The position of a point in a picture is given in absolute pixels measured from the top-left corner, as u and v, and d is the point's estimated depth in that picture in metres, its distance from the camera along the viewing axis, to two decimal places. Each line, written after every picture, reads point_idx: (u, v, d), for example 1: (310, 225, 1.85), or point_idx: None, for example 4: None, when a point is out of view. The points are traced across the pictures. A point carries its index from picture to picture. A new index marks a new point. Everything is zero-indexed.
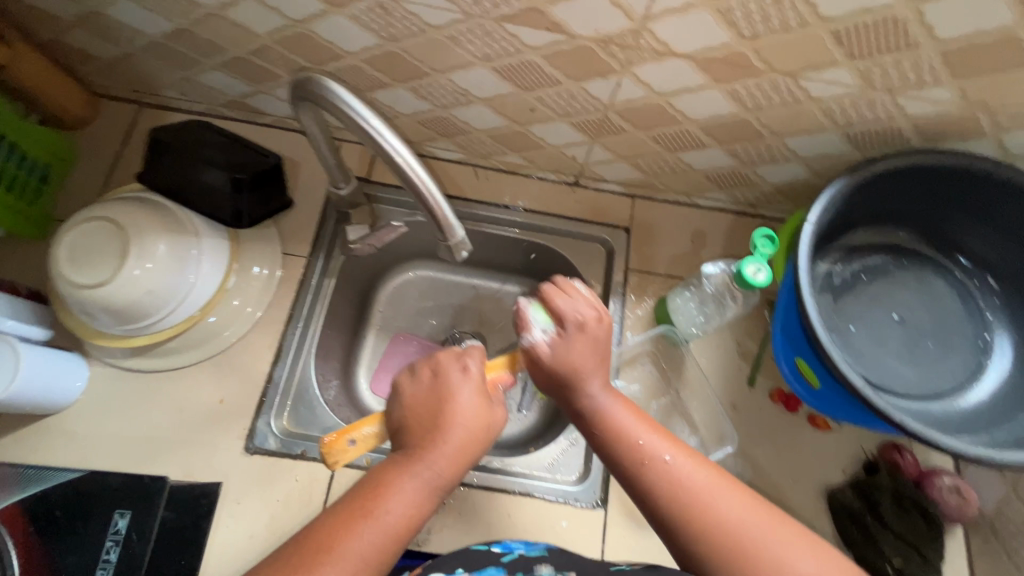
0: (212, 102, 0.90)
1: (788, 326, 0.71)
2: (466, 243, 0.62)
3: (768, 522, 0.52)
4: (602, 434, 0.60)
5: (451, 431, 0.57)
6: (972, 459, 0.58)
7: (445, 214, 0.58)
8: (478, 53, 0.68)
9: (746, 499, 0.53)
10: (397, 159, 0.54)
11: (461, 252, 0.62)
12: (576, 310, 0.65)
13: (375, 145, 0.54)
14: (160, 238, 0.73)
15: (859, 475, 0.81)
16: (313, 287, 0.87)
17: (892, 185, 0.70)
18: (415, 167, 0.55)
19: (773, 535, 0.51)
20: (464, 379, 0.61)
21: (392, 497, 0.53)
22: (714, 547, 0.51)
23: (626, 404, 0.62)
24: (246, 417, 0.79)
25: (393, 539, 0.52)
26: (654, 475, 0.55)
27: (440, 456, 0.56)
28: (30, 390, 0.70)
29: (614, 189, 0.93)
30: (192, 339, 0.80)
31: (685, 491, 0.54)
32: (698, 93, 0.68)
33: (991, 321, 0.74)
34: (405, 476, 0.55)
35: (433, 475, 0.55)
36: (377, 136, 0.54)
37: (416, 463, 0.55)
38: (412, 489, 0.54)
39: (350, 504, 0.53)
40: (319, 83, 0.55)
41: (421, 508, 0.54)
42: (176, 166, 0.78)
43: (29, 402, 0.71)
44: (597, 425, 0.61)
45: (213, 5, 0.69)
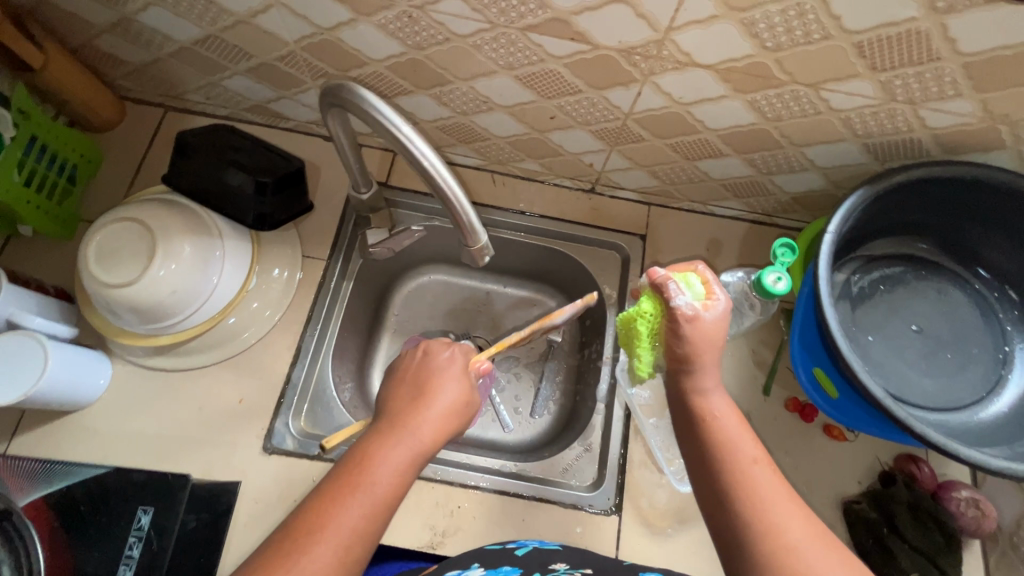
0: (236, 106, 0.91)
1: (806, 335, 0.71)
2: (488, 248, 0.63)
3: (809, 532, 0.47)
4: (690, 425, 0.55)
5: (436, 407, 0.59)
6: (993, 471, 0.58)
7: (470, 219, 0.59)
8: (501, 61, 0.69)
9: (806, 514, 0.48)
10: (425, 165, 0.55)
11: (483, 256, 0.63)
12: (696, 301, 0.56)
13: (404, 151, 0.55)
14: (186, 239, 0.75)
15: (875, 487, 0.80)
16: (331, 289, 0.89)
17: (913, 196, 0.70)
18: (442, 172, 0.56)
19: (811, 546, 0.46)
20: (447, 360, 0.64)
21: (381, 466, 0.53)
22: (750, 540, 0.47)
23: (730, 409, 0.55)
24: (265, 417, 0.80)
25: (382, 507, 0.51)
26: (726, 476, 0.50)
27: (425, 428, 0.57)
28: (55, 387, 0.71)
29: (630, 197, 0.93)
30: (214, 339, 0.81)
31: (740, 483, 0.49)
32: (718, 102, 0.68)
33: (1011, 334, 0.73)
34: (390, 445, 0.55)
35: (418, 442, 0.56)
36: (406, 142, 0.55)
37: (401, 433, 0.56)
38: (400, 457, 0.54)
39: (338, 473, 0.52)
40: (349, 90, 0.56)
41: (408, 475, 0.54)
42: (202, 169, 0.80)
43: (54, 399, 0.72)
44: (686, 412, 0.55)
45: (243, 12, 0.71)
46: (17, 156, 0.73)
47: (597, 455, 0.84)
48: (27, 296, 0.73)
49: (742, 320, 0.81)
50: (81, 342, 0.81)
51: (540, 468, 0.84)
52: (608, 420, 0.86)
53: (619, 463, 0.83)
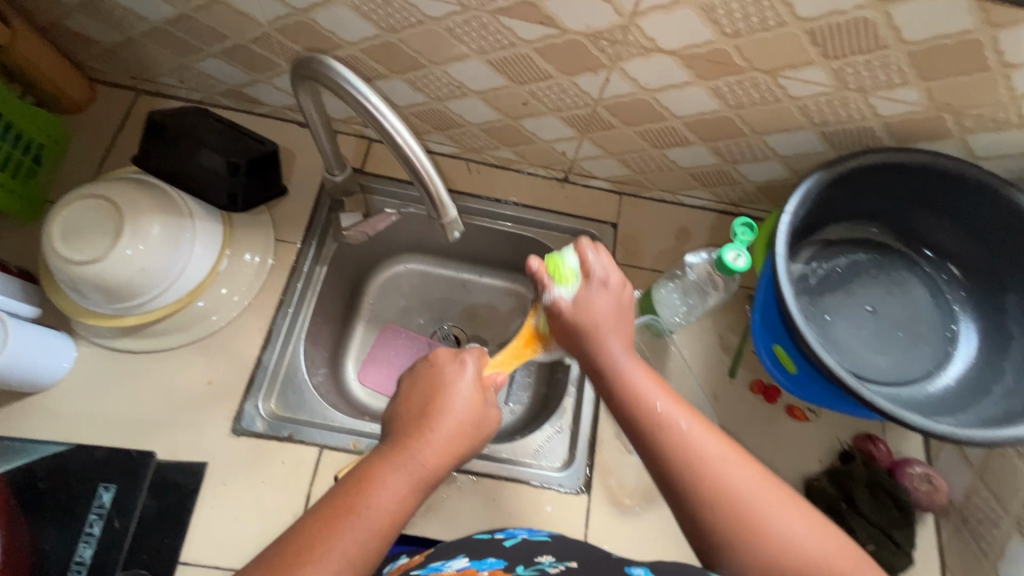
0: (210, 91, 0.91)
1: (767, 313, 0.74)
2: (459, 223, 0.63)
3: (772, 495, 0.50)
4: (621, 401, 0.58)
5: (441, 428, 0.59)
6: (939, 437, 0.60)
7: (441, 193, 0.59)
8: (474, 45, 0.71)
9: (730, 446, 0.53)
10: (397, 137, 0.56)
11: (454, 231, 0.64)
12: (599, 268, 0.65)
13: (376, 123, 0.56)
14: (155, 217, 0.74)
15: (835, 466, 0.83)
16: (304, 273, 0.89)
17: (866, 181, 0.73)
18: (413, 146, 0.57)
19: (777, 511, 0.49)
20: (461, 375, 0.64)
21: (377, 489, 0.53)
22: (718, 515, 0.50)
23: (647, 371, 0.60)
24: (235, 399, 0.79)
25: (377, 534, 0.51)
26: (662, 443, 0.54)
27: (428, 452, 0.57)
28: (16, 366, 0.70)
29: (602, 186, 0.95)
30: (181, 321, 0.81)
31: (697, 459, 0.52)
32: (683, 89, 0.71)
33: (959, 314, 0.77)
34: (392, 470, 0.55)
35: (420, 467, 0.56)
36: (378, 114, 0.55)
37: (406, 457, 0.56)
38: (398, 483, 0.54)
39: (334, 501, 0.52)
40: (320, 63, 0.57)
41: (409, 499, 0.54)
42: (175, 151, 0.80)
43: (14, 379, 0.71)
44: (617, 390, 0.59)
45: None
46: None
47: (568, 437, 0.86)
48: None
49: (705, 299, 0.84)
50: (45, 322, 0.80)
51: (512, 450, 0.84)
52: (578, 402, 0.87)
53: (590, 444, 0.84)
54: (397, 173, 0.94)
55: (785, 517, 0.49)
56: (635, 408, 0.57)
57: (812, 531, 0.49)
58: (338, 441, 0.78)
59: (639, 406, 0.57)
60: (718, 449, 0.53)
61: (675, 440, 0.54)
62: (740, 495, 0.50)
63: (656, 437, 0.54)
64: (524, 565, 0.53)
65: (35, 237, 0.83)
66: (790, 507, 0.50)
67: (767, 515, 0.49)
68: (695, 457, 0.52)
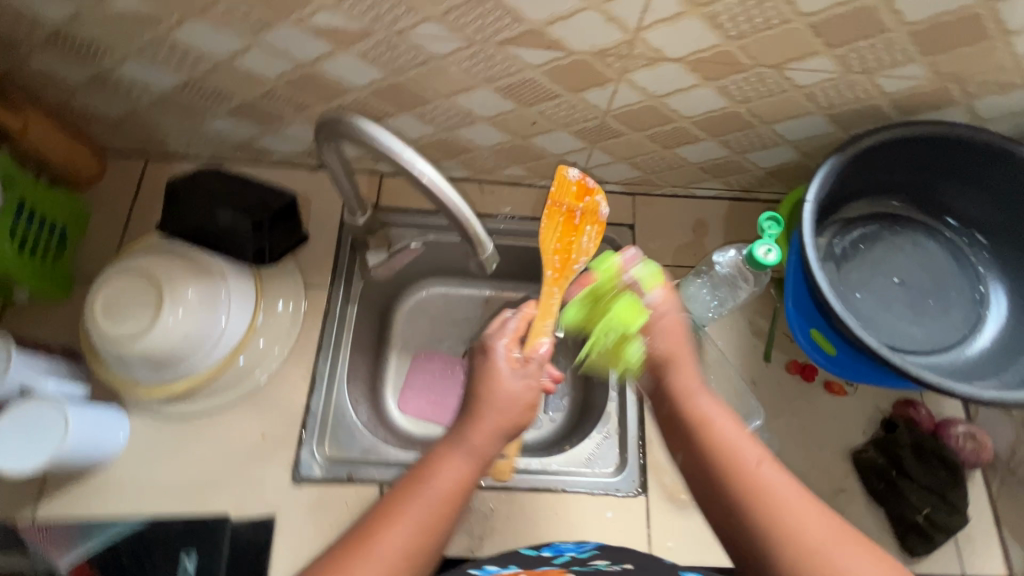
0: (219, 148, 0.92)
1: (799, 299, 0.75)
2: (495, 255, 0.65)
3: (827, 527, 0.51)
4: (678, 430, 0.61)
5: (489, 408, 0.60)
6: (986, 403, 0.62)
7: (477, 231, 0.61)
8: (481, 76, 0.72)
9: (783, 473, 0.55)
10: (431, 185, 0.58)
11: (491, 264, 0.65)
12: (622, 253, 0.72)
13: (408, 173, 0.58)
14: (190, 283, 0.76)
15: (879, 434, 0.85)
16: (337, 315, 0.90)
17: (881, 158, 0.75)
18: (446, 190, 0.59)
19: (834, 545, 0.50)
20: (496, 352, 0.63)
21: (433, 478, 0.56)
22: (773, 546, 0.51)
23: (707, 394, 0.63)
24: (290, 448, 0.81)
25: (423, 530, 0.53)
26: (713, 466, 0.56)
27: (480, 436, 0.59)
28: (78, 446, 0.72)
29: (614, 189, 0.96)
30: (227, 380, 0.82)
31: (750, 487, 0.54)
32: (691, 91, 0.72)
33: (984, 275, 0.79)
34: (449, 458, 0.58)
35: (473, 453, 0.58)
36: (410, 164, 0.57)
37: (464, 438, 0.59)
38: (453, 470, 0.57)
39: (384, 504, 0.55)
40: (345, 120, 0.58)
41: (463, 482, 0.57)
42: (196, 213, 0.81)
43: (78, 458, 0.73)
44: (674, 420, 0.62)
45: (222, 56, 0.72)
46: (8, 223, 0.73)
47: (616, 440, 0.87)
48: (38, 361, 0.74)
49: (737, 294, 0.86)
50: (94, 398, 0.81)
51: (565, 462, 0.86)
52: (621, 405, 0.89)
53: (639, 446, 0.86)
54: (412, 203, 0.95)
55: (841, 553, 0.49)
56: (693, 435, 0.59)
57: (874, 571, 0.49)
58: (396, 476, 0.80)
59: (698, 434, 0.59)
60: (795, 493, 0.53)
61: (727, 466, 0.56)
62: (793, 526, 0.51)
63: (711, 466, 0.57)
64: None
65: (71, 315, 0.85)
66: (848, 540, 0.50)
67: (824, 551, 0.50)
68: (768, 500, 0.53)
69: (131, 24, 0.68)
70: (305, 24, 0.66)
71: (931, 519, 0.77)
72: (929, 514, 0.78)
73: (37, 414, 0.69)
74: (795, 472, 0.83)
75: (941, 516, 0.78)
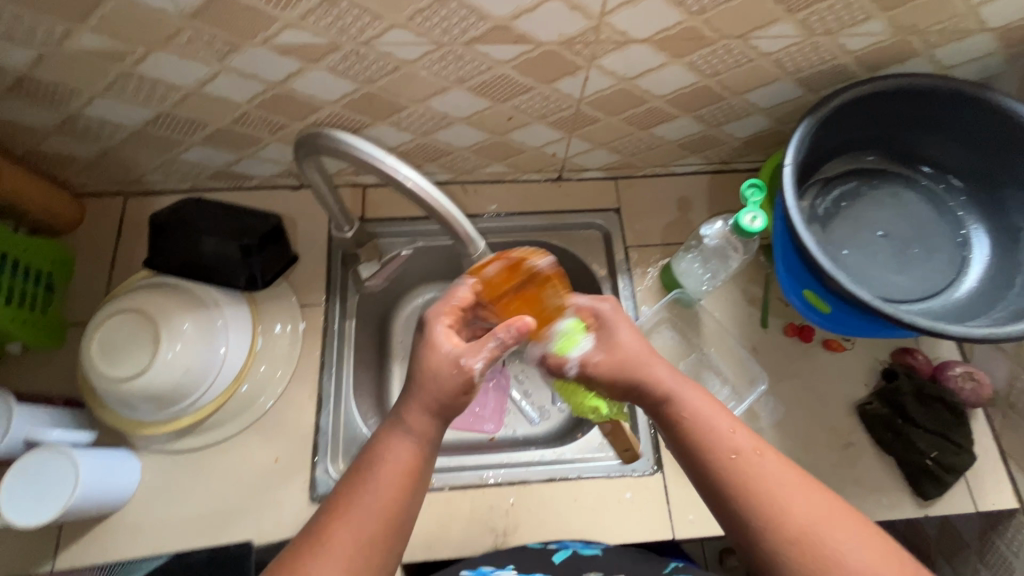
0: (198, 177, 0.91)
1: (788, 261, 0.76)
2: (487, 250, 0.66)
3: (840, 525, 0.50)
4: (678, 432, 0.58)
5: (447, 387, 0.57)
6: (981, 340, 0.63)
7: (468, 230, 0.63)
8: (453, 77, 0.72)
9: (788, 471, 0.54)
10: (417, 190, 0.58)
11: (484, 260, 0.66)
12: (581, 304, 0.65)
13: (393, 180, 0.58)
14: (185, 315, 0.75)
15: (880, 385, 0.87)
16: (336, 331, 0.89)
17: (853, 115, 0.76)
18: (433, 193, 0.59)
19: (849, 544, 0.49)
20: (437, 336, 0.59)
21: (381, 464, 0.56)
22: (786, 547, 0.50)
23: (699, 393, 0.60)
24: (304, 469, 0.80)
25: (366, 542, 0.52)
26: (716, 466, 0.54)
27: (421, 424, 0.57)
28: (90, 493, 0.71)
29: (596, 176, 0.97)
30: (234, 408, 0.82)
31: (760, 488, 0.52)
32: (660, 70, 0.73)
33: (965, 218, 0.81)
34: (394, 447, 0.57)
35: (423, 437, 0.57)
36: (393, 172, 0.57)
37: (401, 431, 0.57)
38: (403, 454, 0.56)
39: (322, 518, 0.54)
40: (324, 135, 0.58)
41: (416, 463, 0.56)
42: (183, 245, 0.81)
43: (91, 504, 0.72)
44: (671, 420, 0.58)
45: (190, 85, 0.72)
46: None
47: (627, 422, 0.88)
48: (41, 412, 0.73)
49: (728, 264, 0.87)
50: (102, 442, 0.80)
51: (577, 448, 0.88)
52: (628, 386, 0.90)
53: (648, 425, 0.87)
54: (398, 211, 0.96)
55: (854, 552, 0.49)
56: (691, 436, 0.57)
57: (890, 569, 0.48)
58: None
59: (697, 437, 0.57)
60: (784, 473, 0.53)
61: (732, 467, 0.54)
62: (807, 525, 0.50)
63: (720, 466, 0.54)
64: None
65: (68, 362, 0.84)
66: (858, 535, 0.50)
67: (843, 553, 0.49)
68: (776, 505, 0.51)
69: (95, 63, 0.68)
70: (272, 44, 0.66)
71: (939, 461, 0.79)
72: (937, 456, 0.80)
73: (46, 466, 0.67)
74: (805, 432, 0.84)
75: (948, 456, 0.80)
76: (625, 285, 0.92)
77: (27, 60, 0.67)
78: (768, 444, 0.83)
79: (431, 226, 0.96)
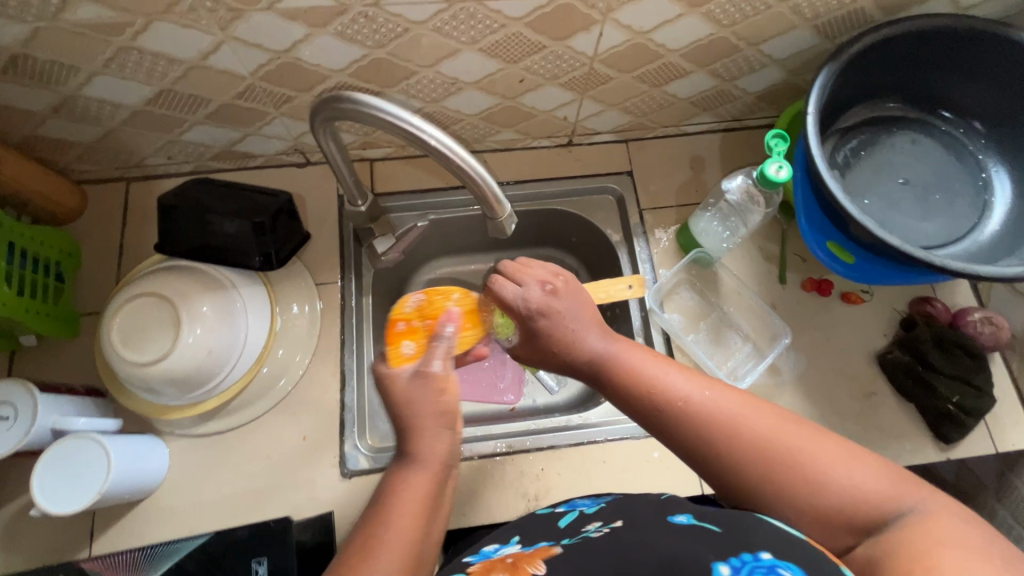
0: (201, 158, 0.89)
1: (811, 212, 0.76)
2: (513, 216, 0.63)
3: (791, 438, 0.51)
4: (614, 385, 0.60)
5: (435, 418, 0.57)
6: (1014, 279, 0.63)
7: (495, 192, 0.59)
8: (465, 38, 0.70)
9: (734, 395, 0.55)
10: (442, 148, 0.56)
11: (511, 225, 0.64)
12: (523, 296, 0.64)
13: (417, 141, 0.56)
14: (203, 298, 0.74)
15: (899, 335, 0.87)
16: (354, 308, 0.88)
17: (874, 60, 0.75)
18: (458, 151, 0.56)
19: (807, 455, 0.49)
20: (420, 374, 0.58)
21: (401, 494, 0.53)
22: (748, 472, 0.51)
23: (630, 346, 0.63)
24: (333, 446, 0.80)
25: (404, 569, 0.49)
26: (663, 405, 0.56)
27: (435, 451, 0.55)
28: (123, 477, 0.70)
29: (607, 139, 0.96)
30: (257, 390, 0.81)
31: (707, 421, 0.54)
32: (676, 22, 0.71)
33: (984, 162, 0.80)
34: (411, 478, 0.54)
35: (435, 463, 0.55)
36: (417, 131, 0.55)
37: (410, 462, 0.55)
38: (422, 483, 0.54)
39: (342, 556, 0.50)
40: (345, 98, 0.56)
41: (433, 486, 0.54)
42: (193, 226, 0.79)
43: (125, 489, 0.71)
44: (603, 374, 0.62)
45: (193, 58, 0.69)
46: (4, 267, 0.71)
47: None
48: (65, 401, 0.72)
49: (746, 220, 0.87)
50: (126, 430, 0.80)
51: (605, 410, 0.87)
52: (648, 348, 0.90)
53: None
54: (407, 185, 0.94)
55: (818, 458, 0.49)
56: (628, 384, 0.59)
57: (868, 474, 0.48)
58: None
59: (633, 383, 0.59)
60: (729, 403, 0.54)
61: (671, 405, 0.56)
62: (763, 446, 0.51)
63: (665, 408, 0.56)
64: (570, 538, 0.53)
65: (84, 352, 0.83)
66: (818, 445, 0.50)
67: (802, 463, 0.49)
68: (728, 434, 0.52)
69: (93, 37, 0.65)
70: (277, 9, 0.63)
71: (962, 406, 0.80)
72: (958, 401, 0.80)
73: (79, 451, 0.67)
74: (828, 385, 0.85)
75: (971, 400, 0.80)
76: (642, 249, 0.92)
77: (21, 37, 0.64)
78: (792, 399, 0.84)
79: (441, 198, 0.94)
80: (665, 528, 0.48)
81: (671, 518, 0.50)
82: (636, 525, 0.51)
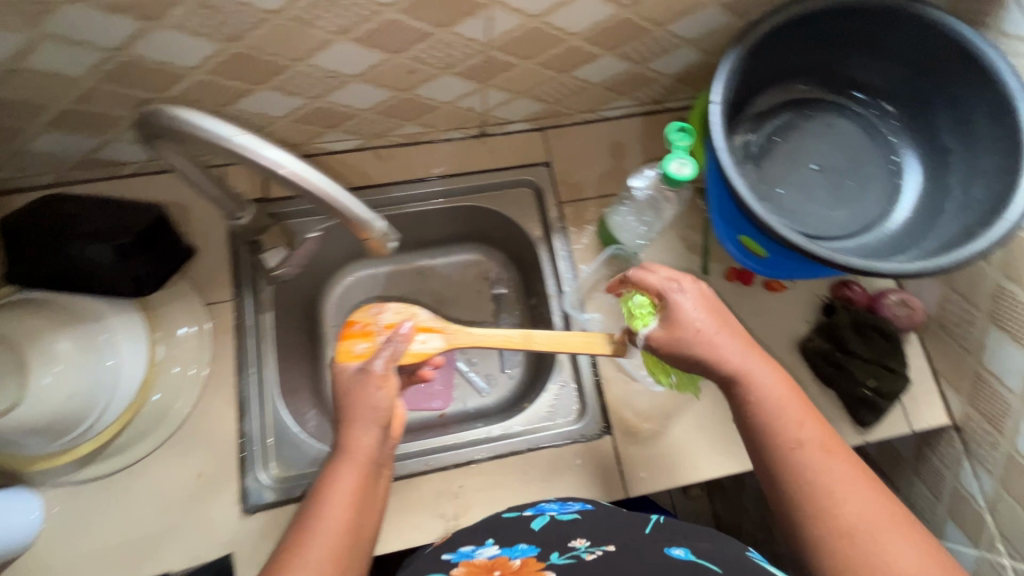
0: (57, 169, 0.78)
1: (724, 208, 0.73)
2: (391, 232, 0.61)
3: (878, 506, 0.52)
4: (724, 380, 0.61)
5: (393, 399, 0.62)
6: (914, 275, 0.61)
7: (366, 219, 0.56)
8: (332, 27, 0.62)
9: (846, 459, 0.55)
10: (300, 176, 0.51)
11: (388, 242, 0.61)
12: (685, 300, 0.62)
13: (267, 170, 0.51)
14: (59, 334, 0.67)
15: (820, 320, 0.87)
16: (251, 328, 0.81)
17: (784, 38, 0.71)
18: (319, 180, 0.53)
19: (872, 521, 0.51)
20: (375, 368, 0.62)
21: (331, 494, 0.57)
22: (812, 510, 0.52)
23: (769, 362, 0.61)
24: (231, 479, 0.74)
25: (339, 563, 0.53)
26: (763, 424, 0.58)
27: (360, 447, 0.59)
28: None
29: (522, 127, 0.89)
30: (141, 426, 0.75)
31: (807, 467, 0.54)
32: (573, 4, 0.65)
33: (897, 144, 0.79)
34: (334, 476, 0.58)
35: (365, 457, 0.59)
36: (267, 158, 0.50)
37: (339, 454, 0.59)
38: (348, 475, 0.57)
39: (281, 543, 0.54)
40: (171, 115, 0.49)
41: (360, 470, 0.58)
42: (42, 249, 0.69)
43: None
44: (733, 387, 0.60)
45: (7, 57, 0.59)
46: None
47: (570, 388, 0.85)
48: None
49: (660, 214, 0.84)
50: None
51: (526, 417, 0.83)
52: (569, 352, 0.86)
53: (595, 387, 0.84)
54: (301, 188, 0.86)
55: (882, 536, 0.50)
56: (738, 406, 0.60)
57: (910, 548, 0.49)
58: None
59: (757, 406, 0.59)
60: (812, 434, 0.57)
61: (781, 435, 0.56)
62: (841, 498, 0.52)
63: (769, 433, 0.57)
64: (558, 553, 0.56)
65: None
66: (890, 520, 0.51)
67: (862, 531, 0.50)
68: (821, 488, 0.53)
69: None
70: None
71: (877, 389, 0.80)
72: (874, 385, 0.80)
73: None
74: None
75: (886, 381, 0.80)
76: (561, 245, 0.87)
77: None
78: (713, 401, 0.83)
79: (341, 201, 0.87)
80: (660, 560, 0.52)
81: (667, 550, 0.54)
82: (626, 551, 0.55)
